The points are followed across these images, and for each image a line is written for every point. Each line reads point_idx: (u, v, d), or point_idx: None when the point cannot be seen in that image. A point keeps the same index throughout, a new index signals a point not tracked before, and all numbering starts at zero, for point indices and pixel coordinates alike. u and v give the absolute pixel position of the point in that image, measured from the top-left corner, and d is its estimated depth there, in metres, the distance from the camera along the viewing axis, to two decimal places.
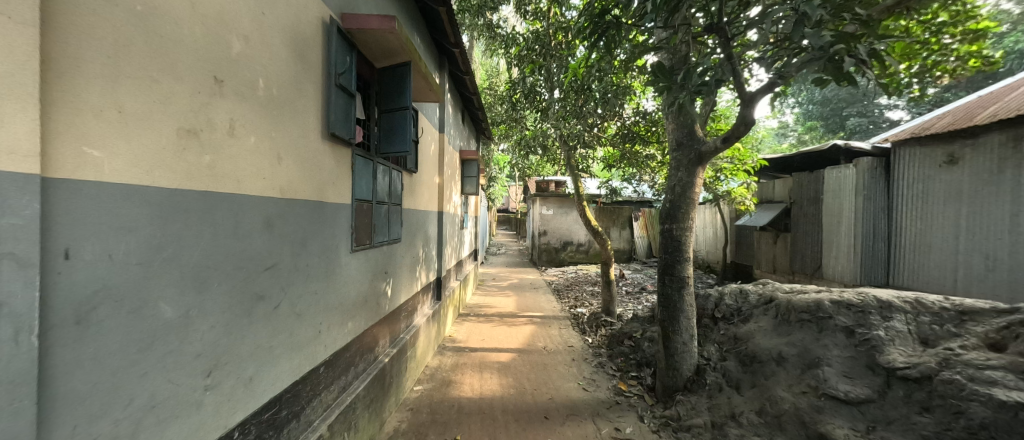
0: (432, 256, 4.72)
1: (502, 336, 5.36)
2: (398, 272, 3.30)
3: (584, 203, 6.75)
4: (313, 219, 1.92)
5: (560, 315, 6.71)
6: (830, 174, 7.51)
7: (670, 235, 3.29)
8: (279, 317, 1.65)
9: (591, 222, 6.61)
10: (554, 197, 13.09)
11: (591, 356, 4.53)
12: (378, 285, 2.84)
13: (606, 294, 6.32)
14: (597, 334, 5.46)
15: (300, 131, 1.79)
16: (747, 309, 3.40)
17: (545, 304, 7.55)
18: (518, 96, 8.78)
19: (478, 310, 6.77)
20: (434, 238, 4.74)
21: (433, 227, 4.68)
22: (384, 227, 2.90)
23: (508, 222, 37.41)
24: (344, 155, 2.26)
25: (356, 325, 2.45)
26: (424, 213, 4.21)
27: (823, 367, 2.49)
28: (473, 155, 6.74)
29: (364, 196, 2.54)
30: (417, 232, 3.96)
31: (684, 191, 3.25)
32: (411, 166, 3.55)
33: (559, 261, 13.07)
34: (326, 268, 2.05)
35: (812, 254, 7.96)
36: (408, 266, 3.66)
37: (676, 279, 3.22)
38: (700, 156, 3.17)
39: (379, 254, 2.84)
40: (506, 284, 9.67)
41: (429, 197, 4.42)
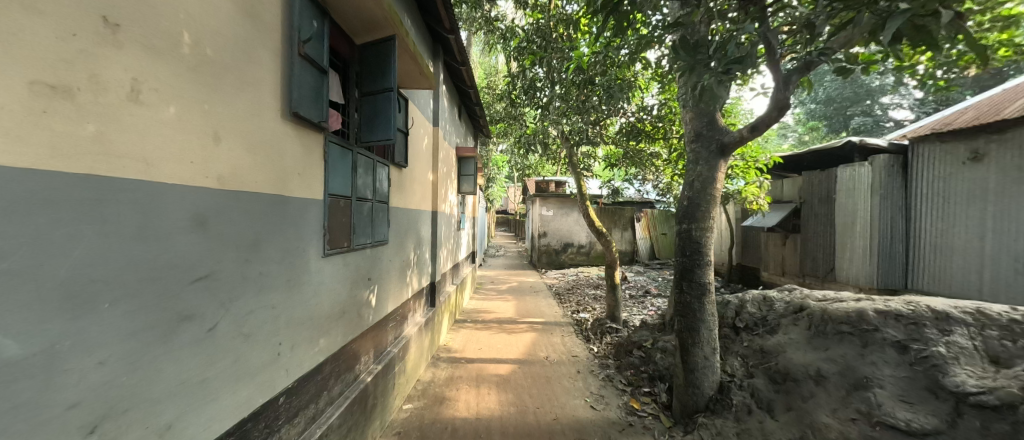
0: (426, 259, 4.36)
1: (501, 345, 4.99)
2: (384, 277, 2.94)
3: (587, 202, 6.40)
4: (271, 216, 1.57)
5: (562, 321, 6.35)
6: (843, 172, 7.20)
7: (688, 236, 2.94)
8: (219, 341, 1.30)
9: (595, 223, 6.26)
10: (554, 197, 12.75)
11: (598, 368, 4.18)
12: (360, 294, 2.48)
13: (611, 299, 5.96)
14: (603, 342, 5.10)
15: (250, 107, 1.43)
16: (774, 319, 3.06)
17: (546, 309, 7.19)
18: (517, 92, 8.43)
19: (476, 316, 6.40)
20: (427, 239, 4.38)
21: (426, 228, 4.32)
22: (366, 228, 2.56)
23: (507, 223, 37.05)
24: (315, 142, 1.91)
25: (331, 342, 2.09)
26: (415, 213, 3.86)
27: (874, 389, 2.14)
28: (471, 152, 6.38)
29: (341, 191, 2.19)
30: (407, 233, 3.61)
31: (705, 186, 2.90)
32: (400, 160, 3.21)
33: (559, 263, 12.72)
34: (289, 276, 1.69)
35: (824, 256, 7.64)
36: (397, 271, 3.30)
37: (696, 285, 2.86)
38: (723, 147, 2.82)
39: (360, 258, 2.49)
40: (505, 288, 9.32)
41: (421, 195, 4.07)
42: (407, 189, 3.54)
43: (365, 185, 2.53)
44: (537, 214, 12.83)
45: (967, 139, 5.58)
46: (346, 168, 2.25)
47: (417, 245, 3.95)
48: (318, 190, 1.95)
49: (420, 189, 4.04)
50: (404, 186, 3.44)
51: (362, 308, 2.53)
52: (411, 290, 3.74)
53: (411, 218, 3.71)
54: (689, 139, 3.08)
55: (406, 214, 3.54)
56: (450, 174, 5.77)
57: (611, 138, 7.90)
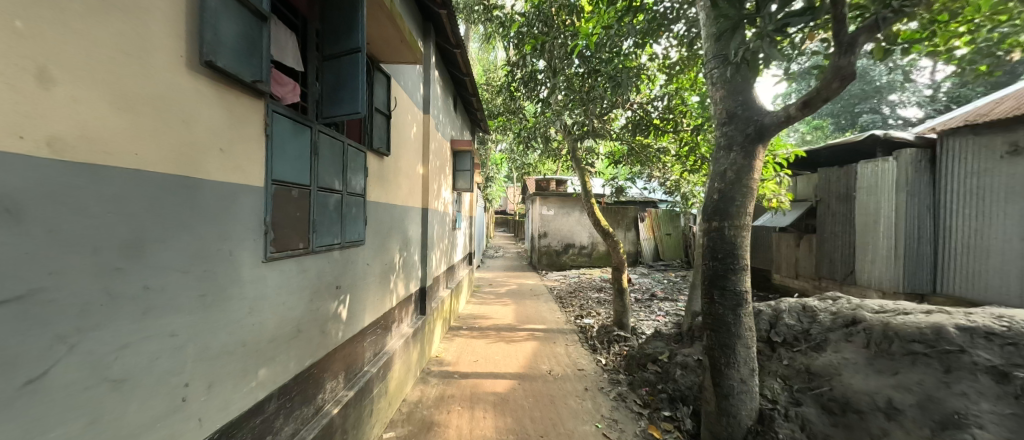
0: (415, 262, 3.88)
1: (500, 356, 4.52)
2: (360, 285, 2.48)
3: (592, 200, 5.93)
4: (170, 206, 1.11)
5: (565, 328, 5.89)
6: (864, 169, 6.75)
7: (720, 236, 2.47)
8: (55, 398, 0.84)
9: (600, 222, 5.79)
10: (555, 196, 12.29)
11: (608, 384, 3.71)
12: (324, 307, 2.02)
13: (619, 306, 5.49)
14: (611, 353, 4.64)
15: (125, 43, 0.97)
16: (819, 333, 2.60)
17: (547, 314, 6.73)
18: (516, 83, 7.97)
19: (472, 323, 5.93)
20: (417, 241, 3.92)
21: (416, 228, 3.86)
22: (334, 225, 2.11)
23: (506, 223, 36.60)
24: (253, 111, 1.45)
25: (279, 372, 1.63)
26: (402, 210, 3.41)
27: (972, 430, 1.68)
28: (467, 145, 5.91)
29: (295, 178, 1.73)
30: (391, 233, 3.15)
31: (740, 176, 2.44)
32: (380, 147, 2.75)
33: (560, 264, 12.25)
34: (203, 290, 1.23)
35: (842, 258, 7.20)
36: (378, 277, 2.84)
37: (731, 294, 2.40)
38: (763, 129, 2.36)
39: (324, 262, 2.02)
40: (503, 291, 8.85)
41: (409, 190, 3.61)
42: (390, 181, 3.09)
43: (332, 173, 2.07)
44: (537, 214, 12.37)
45: (1005, 131, 5.14)
46: (303, 150, 1.79)
47: (404, 247, 3.50)
48: (257, 174, 1.49)
49: (408, 183, 3.58)
50: (386, 178, 2.98)
51: (328, 324, 2.07)
52: (396, 299, 3.28)
53: (396, 216, 3.25)
54: (719, 123, 2.61)
55: (389, 210, 3.08)
56: (443, 169, 5.30)
57: (616, 132, 7.45)
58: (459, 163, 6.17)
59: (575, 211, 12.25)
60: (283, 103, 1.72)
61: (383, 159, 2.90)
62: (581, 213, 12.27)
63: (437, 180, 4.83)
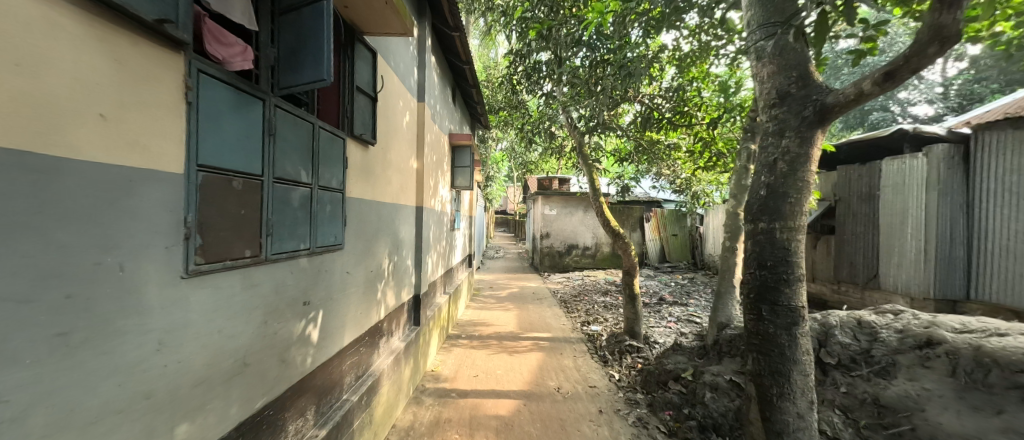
0: (408, 266, 3.47)
1: (502, 370, 4.11)
2: (337, 298, 2.06)
3: (601, 199, 5.53)
4: (9, 200, 0.69)
5: (572, 336, 5.48)
6: (889, 166, 6.34)
7: (769, 240, 2.05)
8: None
9: (610, 222, 5.36)
10: (558, 195, 11.88)
11: (624, 404, 3.30)
12: (285, 330, 1.60)
13: (630, 313, 5.07)
14: (625, 366, 4.23)
15: None
16: (886, 356, 2.19)
17: (552, 320, 6.32)
18: (518, 75, 7.57)
19: (472, 331, 5.51)
20: (410, 244, 3.52)
21: (408, 229, 3.45)
22: (300, 228, 1.68)
23: (507, 224, 36.18)
24: (168, 69, 1.04)
25: (210, 425, 1.20)
26: (392, 209, 2.99)
27: None
28: (466, 139, 5.50)
29: (240, 165, 1.30)
30: (379, 235, 2.73)
31: (794, 167, 2.03)
32: (365, 134, 2.33)
33: (563, 266, 11.83)
34: (69, 326, 0.80)
35: (864, 261, 6.78)
36: (361, 287, 2.41)
37: (784, 311, 1.99)
38: (824, 110, 1.95)
39: (285, 273, 1.60)
40: (504, 294, 8.44)
41: (401, 186, 3.20)
42: (378, 175, 2.67)
43: (297, 162, 1.65)
44: (539, 213, 11.96)
45: None
46: (253, 131, 1.37)
47: (395, 251, 3.09)
48: (172, 156, 1.06)
49: (400, 178, 3.17)
50: (372, 171, 2.56)
51: (292, 350, 1.65)
52: (385, 310, 2.86)
53: (385, 215, 2.84)
54: (766, 105, 2.21)
55: (376, 208, 2.66)
56: (441, 164, 4.90)
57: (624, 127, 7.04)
58: (458, 159, 5.76)
59: (578, 211, 11.83)
60: (229, 69, 1.29)
61: (369, 149, 2.48)
62: (584, 213, 11.85)
63: (433, 176, 4.42)
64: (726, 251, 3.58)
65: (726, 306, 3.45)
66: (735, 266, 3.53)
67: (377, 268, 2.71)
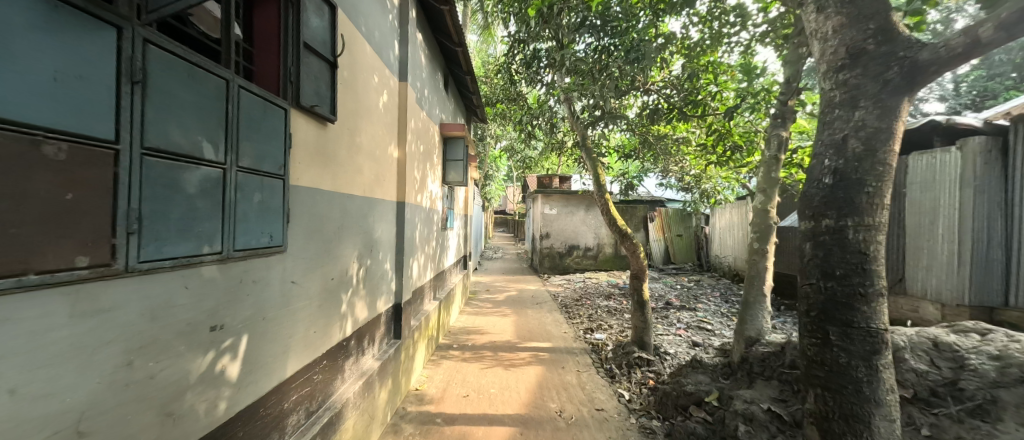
0: (386, 271, 2.99)
1: (497, 387, 3.62)
2: (272, 317, 1.57)
3: (607, 196, 5.04)
4: None
5: (575, 345, 5.00)
6: (918, 161, 5.88)
7: (841, 241, 1.57)
8: None
9: (618, 221, 4.88)
10: (558, 194, 11.40)
11: (638, 433, 2.82)
12: (171, 371, 1.11)
13: (638, 321, 4.60)
14: (635, 383, 3.76)
15: None
16: (983, 392, 1.71)
17: (552, 327, 5.84)
18: (517, 64, 7.09)
19: (465, 340, 5.02)
20: (389, 245, 3.04)
21: (386, 228, 2.96)
22: (202, 225, 1.19)
23: (506, 223, 35.64)
24: None
25: None
26: (363, 204, 2.51)
27: None
28: (459, 130, 5.01)
29: (60, 118, 0.80)
30: (344, 234, 2.24)
31: (872, 147, 1.54)
32: (319, 108, 1.85)
33: (563, 267, 11.36)
34: None
35: (888, 264, 6.30)
36: (316, 300, 1.93)
37: (862, 335, 1.50)
38: (915, 70, 1.47)
39: (173, 288, 1.11)
40: (502, 298, 7.96)
41: (376, 178, 2.72)
42: (342, 161, 2.19)
43: (198, 131, 1.16)
44: (539, 213, 11.50)
45: None
46: (101, 73, 0.88)
47: (368, 254, 2.60)
48: None
49: (374, 168, 2.70)
50: (334, 156, 2.08)
51: (185, 399, 1.16)
52: (353, 326, 2.37)
53: (353, 211, 2.35)
54: (830, 71, 1.73)
55: (341, 203, 2.18)
56: (431, 156, 4.42)
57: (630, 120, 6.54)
58: (451, 151, 5.28)
59: (579, 210, 11.36)
60: None
61: (328, 128, 2.00)
62: (586, 213, 11.38)
63: (420, 168, 3.95)
64: (752, 254, 3.12)
65: (755, 319, 2.97)
66: (765, 272, 3.05)
67: (342, 275, 2.23)
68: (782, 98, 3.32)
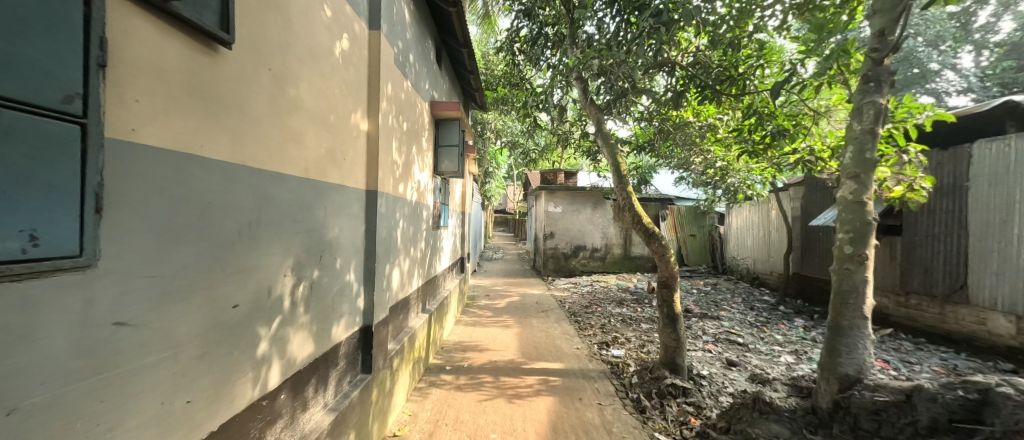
0: (349, 283, 2.18)
1: (499, 431, 2.81)
2: (39, 409, 0.74)
3: (631, 189, 4.22)
4: None
5: (591, 366, 4.21)
6: (984, 150, 5.06)
7: None
8: None
9: (643, 219, 4.08)
10: (564, 190, 10.58)
11: None
12: None
13: (669, 339, 3.80)
14: (674, 425, 2.97)
15: None
16: None
17: (561, 342, 5.04)
18: (521, 42, 6.27)
19: (460, 360, 4.22)
20: (353, 249, 2.23)
21: (347, 225, 2.15)
22: None
23: (507, 223, 34.78)
24: None
25: None
26: (304, 189, 1.70)
27: None
28: (452, 109, 4.21)
29: None
30: (263, 233, 1.42)
31: None
32: (188, 9, 1.04)
33: (569, 270, 10.57)
34: None
35: (943, 269, 5.48)
36: (191, 349, 1.10)
37: None
38: None
39: None
40: (503, 305, 7.16)
41: (329, 153, 1.92)
42: (259, 118, 1.38)
43: None
44: (542, 211, 10.71)
45: None
46: None
47: (314, 264, 1.79)
48: None
49: (326, 139, 1.89)
50: (237, 107, 1.28)
51: None
52: (283, 372, 1.56)
53: (284, 199, 1.54)
54: None
55: (255, 184, 1.37)
56: (418, 137, 3.63)
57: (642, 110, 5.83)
58: (444, 135, 4.48)
59: (585, 208, 10.56)
60: None
61: (221, 55, 1.19)
62: (593, 210, 10.59)
63: (403, 151, 3.15)
64: (840, 259, 2.32)
65: (854, 350, 2.17)
66: (864, 285, 2.23)
67: (259, 299, 1.41)
68: (877, 55, 2.50)
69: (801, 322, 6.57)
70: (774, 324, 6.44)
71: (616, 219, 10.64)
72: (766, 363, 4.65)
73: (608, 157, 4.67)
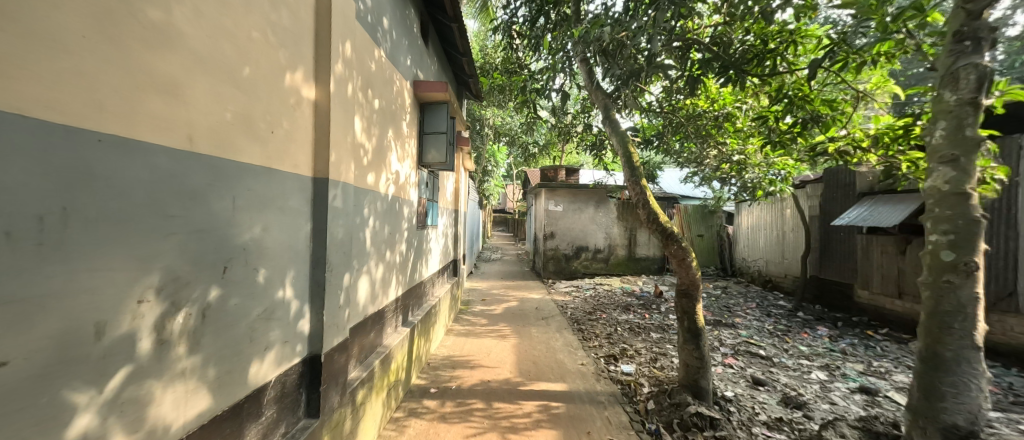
0: (284, 301, 1.62)
1: None
2: None
3: (645, 182, 3.67)
4: None
5: (598, 386, 3.65)
6: None
7: None
8: None
9: (660, 217, 3.52)
10: (565, 188, 10.00)
11: None
12: None
13: (690, 358, 3.25)
14: None
15: None
16: None
17: (564, 355, 4.48)
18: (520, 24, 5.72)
19: (446, 380, 3.64)
20: (290, 255, 1.66)
21: (279, 223, 1.58)
22: None
23: (506, 223, 34.12)
24: None
25: None
26: (188, 168, 1.13)
27: None
28: (439, 90, 3.64)
29: None
30: (85, 237, 0.86)
31: None
32: None
33: (570, 272, 10.01)
34: None
35: (988, 273, 4.91)
36: None
37: None
38: None
39: None
40: (500, 311, 6.58)
41: (241, 120, 1.34)
42: (70, 38, 0.82)
43: None
44: (542, 210, 10.14)
45: None
46: None
47: (210, 279, 1.22)
48: None
49: (237, 100, 1.32)
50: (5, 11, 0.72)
51: None
52: None
53: (137, 180, 0.97)
54: None
55: (58, 150, 0.80)
56: (395, 120, 3.07)
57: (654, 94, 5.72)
58: (430, 121, 3.90)
59: (588, 207, 10.00)
60: None
61: None
62: (595, 209, 10.02)
63: (372, 134, 2.59)
64: (934, 269, 1.76)
65: (963, 393, 1.63)
66: (974, 305, 1.67)
67: (72, 343, 0.84)
68: (973, 6, 1.87)
69: (825, 330, 6.01)
70: (796, 333, 5.88)
71: (620, 219, 10.10)
72: (797, 382, 4.09)
73: (617, 144, 4.00)
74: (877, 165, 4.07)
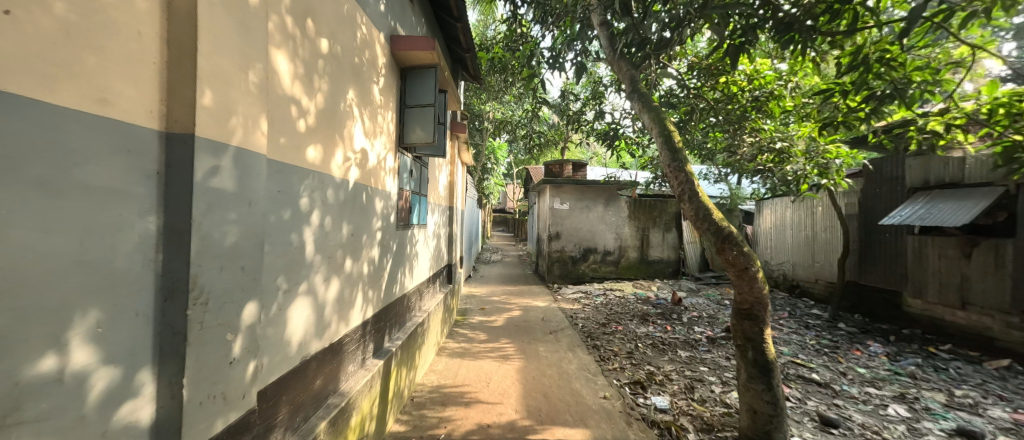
0: (70, 370, 0.79)
1: None
2: None
3: (691, 168, 2.83)
4: None
5: (630, 431, 2.84)
6: None
7: None
8: None
9: (713, 214, 2.67)
10: (572, 184, 9.16)
11: None
12: None
13: (759, 402, 2.44)
14: None
15: None
16: None
17: (580, 384, 3.65)
18: None
19: (434, 424, 2.81)
20: (83, 280, 0.81)
21: (41, 217, 0.73)
22: None
23: (506, 223, 33.43)
24: None
25: None
26: None
27: None
28: (423, 47, 2.79)
29: None
30: None
31: None
32: None
33: (577, 276, 9.19)
34: None
35: None
36: None
37: None
38: None
39: None
40: (501, 323, 5.74)
41: None
42: None
43: None
44: (546, 208, 9.32)
45: None
46: None
47: None
48: None
49: None
50: None
51: None
52: None
53: None
54: None
55: None
56: (359, 80, 2.22)
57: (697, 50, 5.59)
58: (416, 92, 3.08)
59: (597, 205, 9.18)
60: None
61: None
62: (605, 207, 9.20)
63: (317, 88, 1.74)
64: None
65: None
66: None
67: None
68: None
69: (879, 346, 5.18)
70: (846, 351, 5.05)
71: (631, 218, 9.27)
72: (875, 421, 3.25)
73: (650, 122, 3.18)
74: (978, 149, 3.23)
